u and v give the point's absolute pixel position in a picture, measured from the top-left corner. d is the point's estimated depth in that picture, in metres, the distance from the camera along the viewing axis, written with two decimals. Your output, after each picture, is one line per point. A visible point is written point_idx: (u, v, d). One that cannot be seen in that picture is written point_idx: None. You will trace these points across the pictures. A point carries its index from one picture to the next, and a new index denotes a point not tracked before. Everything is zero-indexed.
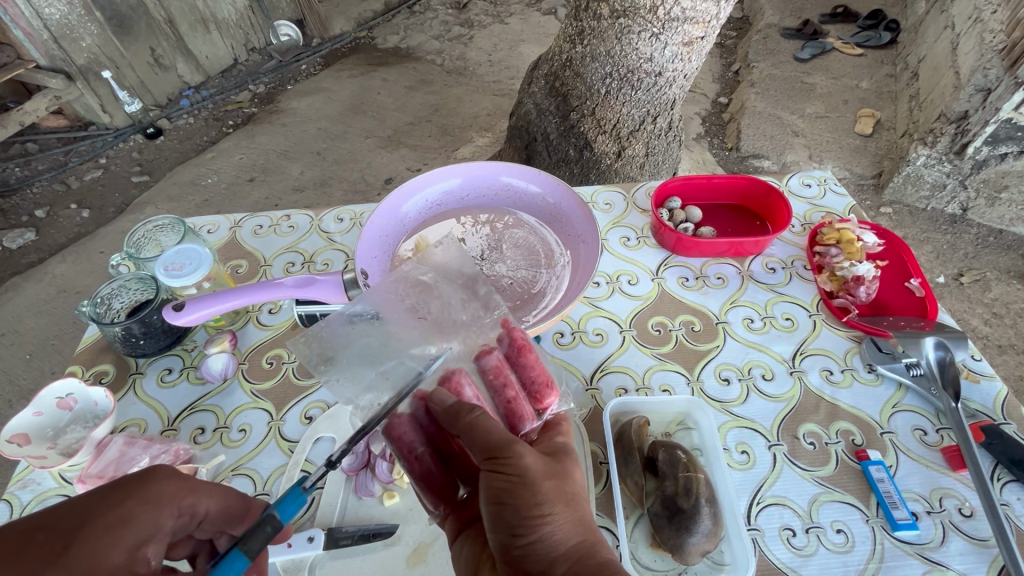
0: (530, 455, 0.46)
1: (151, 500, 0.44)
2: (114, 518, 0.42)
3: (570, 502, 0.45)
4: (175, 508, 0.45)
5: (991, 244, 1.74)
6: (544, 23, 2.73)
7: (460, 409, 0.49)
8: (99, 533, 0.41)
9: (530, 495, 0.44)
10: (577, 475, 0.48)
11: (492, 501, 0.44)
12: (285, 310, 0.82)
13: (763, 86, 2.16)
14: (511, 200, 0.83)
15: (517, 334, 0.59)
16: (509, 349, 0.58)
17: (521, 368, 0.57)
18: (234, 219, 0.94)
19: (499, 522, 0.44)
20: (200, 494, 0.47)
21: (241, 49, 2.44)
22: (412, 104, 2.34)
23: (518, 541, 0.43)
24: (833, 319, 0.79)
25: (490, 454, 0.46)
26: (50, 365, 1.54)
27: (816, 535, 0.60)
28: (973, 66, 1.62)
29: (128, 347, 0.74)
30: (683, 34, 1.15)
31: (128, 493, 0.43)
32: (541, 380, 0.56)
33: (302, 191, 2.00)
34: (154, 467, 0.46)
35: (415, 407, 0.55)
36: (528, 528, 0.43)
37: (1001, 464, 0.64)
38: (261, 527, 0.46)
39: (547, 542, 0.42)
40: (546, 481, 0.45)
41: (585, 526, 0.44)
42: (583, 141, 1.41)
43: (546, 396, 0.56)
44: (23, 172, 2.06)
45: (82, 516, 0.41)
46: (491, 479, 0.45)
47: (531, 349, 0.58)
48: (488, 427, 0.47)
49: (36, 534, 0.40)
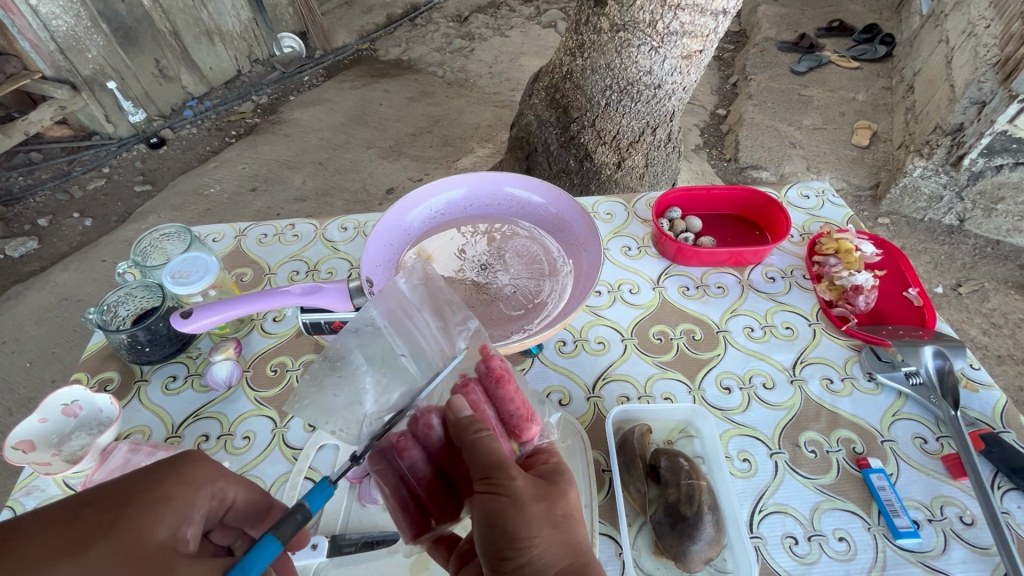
0: (522, 478, 0.46)
1: (186, 480, 0.44)
2: (157, 495, 0.42)
3: (559, 525, 0.45)
4: (210, 491, 0.46)
5: (989, 255, 1.75)
6: (544, 37, 2.76)
7: (464, 429, 0.48)
8: (143, 507, 0.40)
9: (519, 518, 0.44)
10: (571, 495, 0.48)
11: (483, 523, 0.44)
12: (290, 318, 0.82)
13: (760, 98, 2.19)
14: (514, 209, 0.84)
15: (495, 364, 0.57)
16: (487, 380, 0.56)
17: (499, 401, 0.55)
18: (240, 228, 0.95)
19: (488, 546, 0.44)
20: (230, 481, 0.48)
21: (244, 61, 2.47)
22: (414, 116, 2.36)
23: (507, 565, 0.43)
24: (833, 328, 0.80)
25: (483, 474, 0.46)
26: (50, 374, 1.53)
27: (818, 543, 0.61)
28: (968, 79, 1.64)
29: (134, 355, 0.74)
30: (682, 48, 1.17)
31: (166, 473, 0.44)
32: (521, 414, 0.55)
33: (303, 201, 2.01)
34: (186, 452, 0.47)
35: (386, 447, 0.54)
36: (517, 551, 0.43)
37: (1001, 472, 0.64)
38: (292, 515, 0.47)
39: (536, 566, 0.43)
40: (536, 503, 0.45)
41: (575, 547, 0.44)
42: (583, 151, 1.42)
43: (526, 429, 0.54)
44: (26, 181, 2.07)
45: (124, 491, 0.41)
46: (482, 499, 0.45)
47: (510, 379, 0.57)
48: (485, 447, 0.47)
49: (83, 509, 0.39)
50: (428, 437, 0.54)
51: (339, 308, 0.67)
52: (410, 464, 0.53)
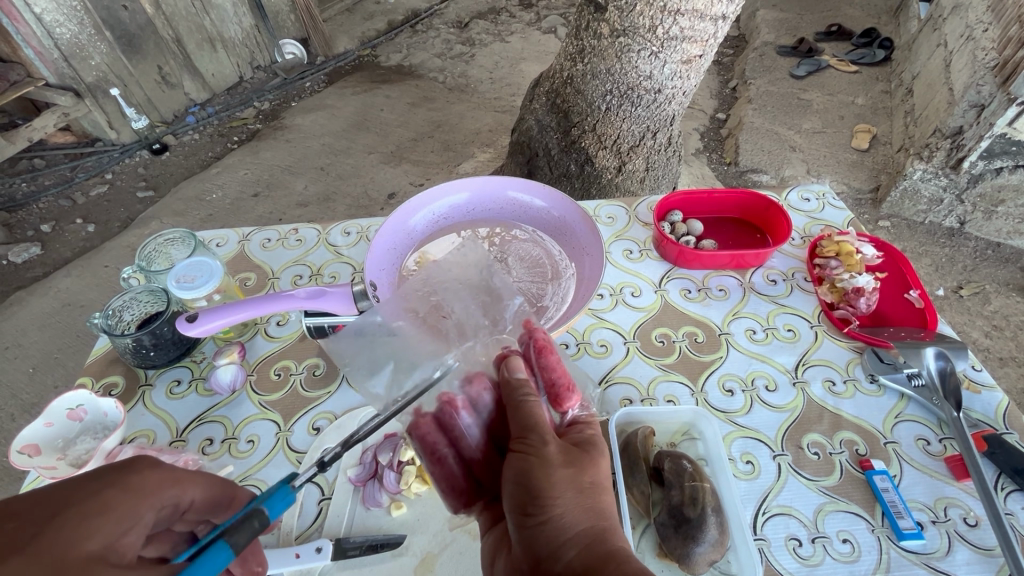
0: (553, 443, 0.47)
1: (131, 489, 0.43)
2: (92, 506, 0.40)
3: (585, 491, 0.45)
4: (158, 499, 0.45)
5: (990, 257, 1.75)
6: (544, 42, 2.78)
7: (513, 387, 0.50)
8: (75, 519, 0.39)
9: (545, 478, 0.44)
10: (602, 465, 0.48)
11: (510, 481, 0.45)
12: (293, 322, 0.83)
13: (760, 102, 2.20)
14: (518, 213, 0.84)
15: (539, 335, 0.59)
16: (531, 350, 0.58)
17: (543, 369, 0.56)
18: (243, 232, 0.95)
19: (514, 501, 0.45)
20: (183, 486, 0.47)
21: (246, 67, 2.49)
22: (415, 121, 2.37)
23: (530, 521, 0.44)
24: (834, 330, 0.80)
25: (520, 433, 0.48)
26: (53, 379, 1.54)
27: (822, 545, 0.61)
28: (966, 83, 1.64)
29: (138, 359, 0.74)
30: (682, 53, 1.18)
31: (106, 483, 0.43)
32: (562, 382, 0.55)
33: (305, 206, 2.02)
34: (134, 460, 0.45)
35: (439, 407, 0.55)
36: (540, 508, 0.44)
37: (1004, 473, 0.64)
38: (248, 521, 0.45)
39: (556, 524, 0.43)
40: (563, 468, 0.45)
41: (598, 513, 0.44)
42: (584, 156, 1.43)
43: (566, 398, 0.55)
44: (29, 187, 2.08)
45: (57, 502, 0.40)
46: (511, 459, 0.46)
47: (552, 350, 0.58)
48: (526, 409, 0.48)
49: (5, 523, 0.38)
50: (480, 400, 0.55)
51: (342, 311, 0.68)
52: (463, 427, 0.54)
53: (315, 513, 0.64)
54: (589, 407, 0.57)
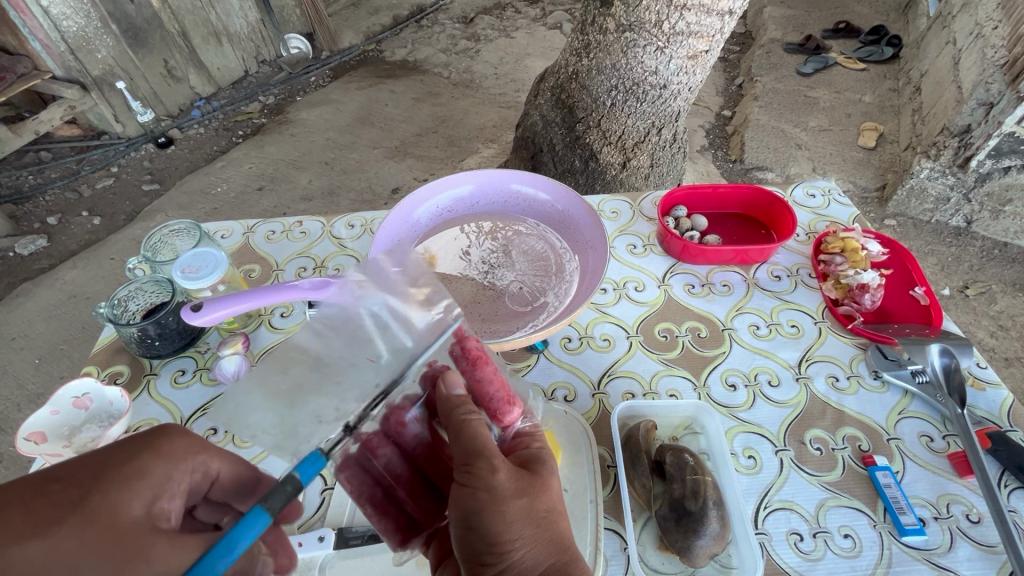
0: (503, 470, 0.45)
1: (162, 456, 0.45)
2: (131, 471, 0.43)
3: (541, 522, 0.45)
4: (190, 465, 0.47)
5: (996, 257, 1.74)
6: (549, 38, 2.77)
7: (453, 408, 0.49)
8: (116, 483, 0.42)
9: (497, 517, 0.44)
10: (552, 484, 0.48)
11: (461, 524, 0.45)
12: (297, 313, 0.83)
13: (766, 99, 2.19)
14: (522, 207, 0.85)
15: (471, 344, 0.56)
16: (463, 363, 0.55)
17: (477, 384, 0.55)
18: (247, 225, 0.96)
19: (469, 549, 0.44)
20: (211, 453, 0.49)
21: (251, 61, 2.50)
22: (419, 116, 2.37)
23: (487, 570, 0.43)
24: (839, 327, 0.80)
25: (463, 463, 0.46)
26: (59, 370, 1.55)
27: (823, 540, 0.61)
28: (975, 80, 1.63)
29: (143, 349, 0.75)
30: (688, 48, 1.17)
31: (142, 447, 0.45)
32: (501, 396, 0.54)
33: (310, 201, 2.02)
34: (166, 426, 0.48)
35: (360, 448, 0.54)
36: (496, 555, 0.43)
37: (1008, 471, 0.64)
38: (281, 486, 0.44)
39: (516, 570, 0.43)
40: (515, 500, 0.44)
41: (558, 546, 0.44)
42: (588, 152, 1.42)
43: (506, 412, 0.53)
44: (36, 180, 2.10)
45: (96, 465, 0.43)
46: (460, 496, 0.45)
47: (487, 360, 0.56)
48: (471, 434, 0.47)
49: (49, 485, 0.41)
50: (402, 434, 0.55)
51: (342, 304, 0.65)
52: (385, 463, 0.54)
53: (318, 503, 0.65)
54: (532, 416, 0.57)
